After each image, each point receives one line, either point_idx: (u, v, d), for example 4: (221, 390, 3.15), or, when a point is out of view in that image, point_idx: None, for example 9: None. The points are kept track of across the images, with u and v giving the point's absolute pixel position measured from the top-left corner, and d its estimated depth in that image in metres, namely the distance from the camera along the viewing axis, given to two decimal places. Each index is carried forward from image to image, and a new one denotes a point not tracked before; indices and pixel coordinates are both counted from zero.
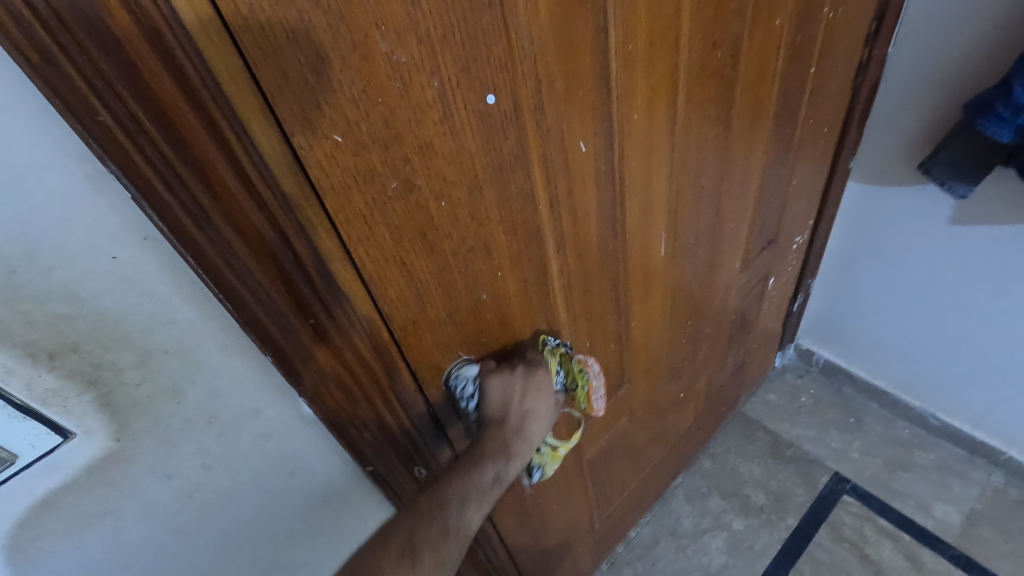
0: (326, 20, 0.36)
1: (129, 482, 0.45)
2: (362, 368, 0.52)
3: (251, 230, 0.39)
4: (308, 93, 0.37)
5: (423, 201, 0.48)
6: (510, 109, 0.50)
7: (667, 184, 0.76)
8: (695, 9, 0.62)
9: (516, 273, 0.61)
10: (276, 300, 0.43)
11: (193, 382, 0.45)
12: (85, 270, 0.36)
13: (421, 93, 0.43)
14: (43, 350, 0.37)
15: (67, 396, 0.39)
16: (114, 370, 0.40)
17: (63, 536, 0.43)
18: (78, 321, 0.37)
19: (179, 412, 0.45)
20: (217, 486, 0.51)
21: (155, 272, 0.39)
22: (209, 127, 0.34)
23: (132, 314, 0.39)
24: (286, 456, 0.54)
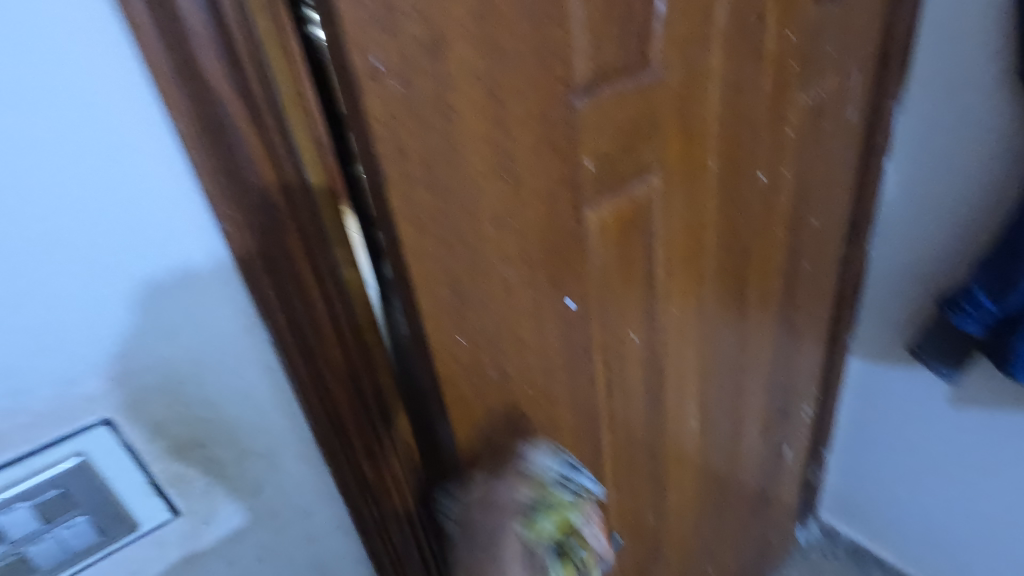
0: (465, 252, 0.47)
1: (199, 564, 0.51)
2: (389, 489, 0.56)
3: (336, 357, 0.49)
4: (444, 305, 0.47)
5: (512, 385, 0.55)
6: (583, 308, 0.60)
7: (697, 364, 0.84)
8: (717, 226, 0.77)
9: (574, 448, 0.67)
10: (346, 425, 0.51)
11: (273, 484, 0.52)
12: (226, 382, 0.47)
13: (521, 299, 0.53)
14: (181, 440, 0.46)
15: (184, 482, 0.47)
16: (220, 466, 0.49)
17: None
18: (208, 421, 0.47)
19: (255, 508, 0.52)
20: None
21: (270, 390, 0.49)
22: (319, 279, 0.46)
23: (245, 421, 0.49)
24: (324, 563, 0.59)
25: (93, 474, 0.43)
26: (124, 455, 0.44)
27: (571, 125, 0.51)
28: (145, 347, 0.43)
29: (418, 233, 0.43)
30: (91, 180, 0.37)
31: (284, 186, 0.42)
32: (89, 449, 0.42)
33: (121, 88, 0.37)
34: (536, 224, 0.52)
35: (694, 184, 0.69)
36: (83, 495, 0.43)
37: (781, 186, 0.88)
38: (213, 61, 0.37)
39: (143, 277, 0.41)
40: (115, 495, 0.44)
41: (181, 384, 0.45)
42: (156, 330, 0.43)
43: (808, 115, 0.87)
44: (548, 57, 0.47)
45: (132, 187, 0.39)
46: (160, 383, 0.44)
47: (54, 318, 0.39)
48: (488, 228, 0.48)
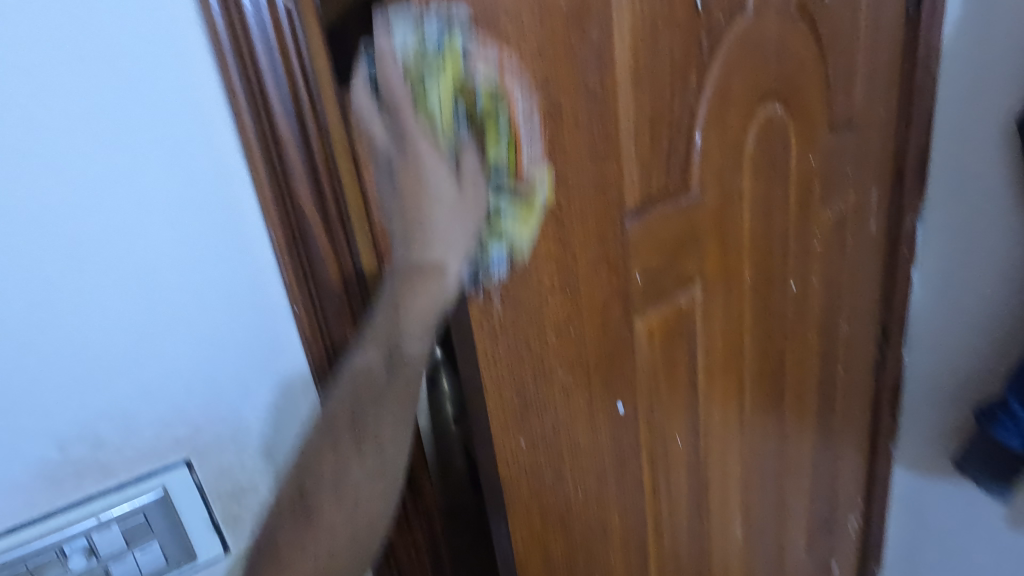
0: (532, 360, 0.51)
1: None
2: (407, 543, 0.64)
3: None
4: (511, 410, 0.50)
5: (567, 490, 0.57)
6: (633, 413, 0.62)
7: (739, 470, 0.84)
8: (753, 332, 0.80)
9: (622, 556, 0.66)
10: None
11: None
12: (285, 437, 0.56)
13: (578, 405, 0.56)
14: (242, 485, 0.55)
15: (238, 521, 0.56)
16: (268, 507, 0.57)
17: None
18: (268, 470, 0.56)
19: None
20: None
21: None
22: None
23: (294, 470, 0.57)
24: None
25: (167, 509, 0.52)
26: (195, 495, 0.53)
27: (623, 243, 0.57)
28: (224, 405, 0.53)
29: (493, 344, 0.48)
30: (207, 274, 0.49)
31: (345, 284, 0.53)
32: (167, 486, 0.51)
33: (238, 207, 0.49)
34: (593, 331, 0.56)
35: (731, 294, 0.74)
36: (160, 525, 0.52)
37: (811, 293, 0.92)
38: (306, 193, 0.49)
39: (230, 347, 0.51)
40: (184, 531, 0.53)
41: (246, 438, 0.54)
42: (234, 391, 0.53)
43: (832, 228, 0.93)
44: (605, 187, 0.53)
45: (236, 280, 0.50)
46: (230, 435, 0.53)
47: (160, 375, 0.50)
48: (551, 338, 0.52)
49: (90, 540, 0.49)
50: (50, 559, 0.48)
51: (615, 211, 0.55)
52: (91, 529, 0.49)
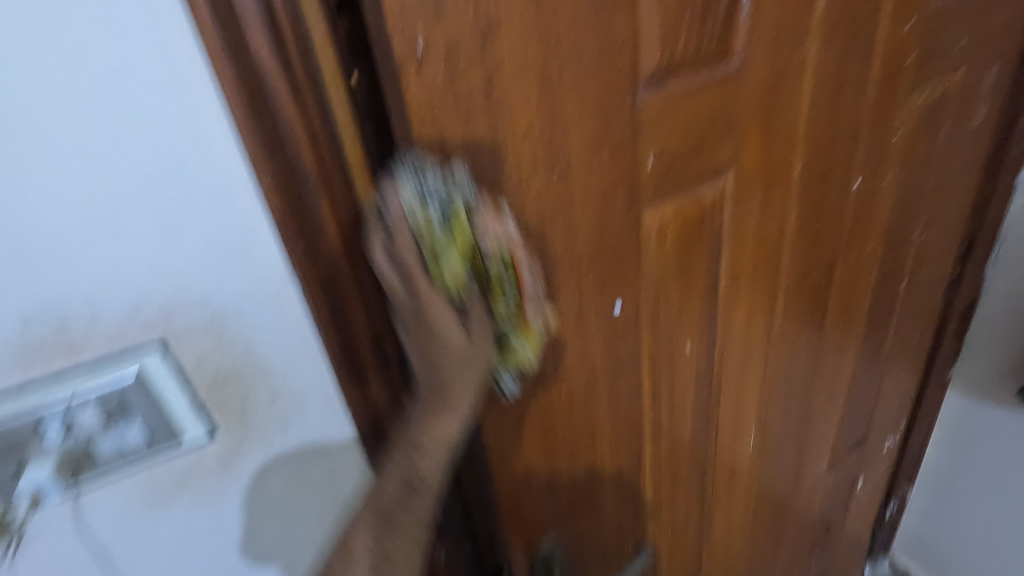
0: None
1: (234, 482, 0.57)
2: (399, 439, 0.61)
3: (359, 310, 0.53)
4: None
5: (547, 390, 0.54)
6: (632, 316, 0.56)
7: (760, 383, 0.78)
8: (797, 237, 0.70)
9: (611, 458, 0.64)
10: (364, 360, 0.56)
11: (296, 419, 0.57)
12: (263, 323, 0.52)
13: (563, 303, 0.51)
14: (221, 372, 0.52)
15: (223, 407, 0.53)
16: (257, 395, 0.54)
17: (207, 521, 0.58)
18: (247, 358, 0.52)
19: (280, 438, 0.57)
20: (288, 505, 0.62)
21: (299, 334, 0.54)
22: (350, 243, 0.50)
23: (277, 360, 0.54)
24: (345, 500, 0.64)
25: (146, 389, 0.49)
26: (175, 380, 0.50)
27: (632, 121, 0.47)
28: (196, 288, 0.48)
29: None
30: (154, 145, 0.43)
31: (318, 149, 0.45)
32: (144, 368, 0.48)
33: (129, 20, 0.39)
34: (587, 224, 0.49)
35: (772, 189, 0.63)
36: (138, 404, 0.49)
37: (880, 196, 0.78)
38: (262, 41, 0.40)
39: (195, 226, 0.46)
40: (167, 411, 0.50)
41: (224, 323, 0.50)
42: (206, 271, 0.48)
43: (923, 117, 0.76)
44: (611, 46, 0.43)
45: (188, 150, 0.44)
46: (206, 319, 0.49)
47: (120, 258, 0.45)
48: (531, 226, 0.46)
49: (67, 415, 0.47)
50: (27, 434, 0.46)
51: (623, 80, 0.45)
52: (67, 407, 0.47)
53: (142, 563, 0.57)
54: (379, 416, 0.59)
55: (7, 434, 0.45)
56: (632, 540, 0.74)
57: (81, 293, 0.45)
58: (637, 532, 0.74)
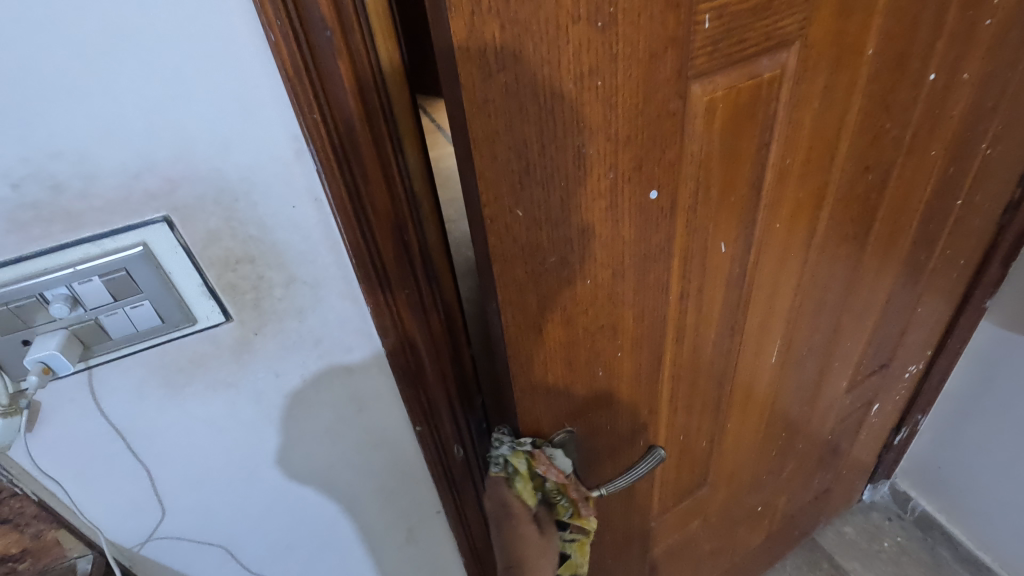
0: (538, 112, 0.41)
1: (251, 372, 0.56)
2: (421, 331, 0.58)
3: (378, 185, 0.49)
4: (506, 172, 0.42)
5: (572, 278, 0.51)
6: (668, 205, 0.52)
7: (792, 294, 0.75)
8: (856, 135, 0.63)
9: (631, 356, 0.62)
10: (384, 247, 0.52)
11: (314, 311, 0.55)
12: (275, 203, 0.48)
13: (596, 182, 0.46)
14: (234, 255, 0.49)
15: (237, 293, 0.51)
16: (271, 283, 0.51)
17: (223, 410, 0.57)
18: (259, 241, 0.49)
19: (297, 330, 0.55)
20: (306, 400, 0.60)
21: (315, 218, 0.50)
22: (367, 104, 0.45)
23: (291, 247, 0.50)
24: (362, 396, 0.63)
25: (153, 265, 0.46)
26: (183, 257, 0.47)
27: None
28: (202, 156, 0.44)
29: (484, 79, 0.38)
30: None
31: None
32: (149, 243, 0.45)
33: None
34: (628, 92, 0.43)
35: (839, 72, 0.56)
36: (147, 282, 0.47)
37: (954, 94, 0.70)
38: None
39: (193, 83, 0.41)
40: (177, 291, 0.48)
41: (234, 198, 0.46)
42: (211, 138, 0.43)
43: (1023, 2, 0.66)
44: None
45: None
46: (213, 192, 0.45)
47: (112, 118, 0.40)
48: (567, 86, 0.41)
49: (72, 290, 0.45)
50: (33, 306, 0.44)
51: None
52: (70, 280, 0.44)
53: (159, 445, 0.57)
54: (398, 307, 0.56)
55: (11, 305, 0.43)
56: (645, 441, 0.74)
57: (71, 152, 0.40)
58: (650, 433, 0.74)
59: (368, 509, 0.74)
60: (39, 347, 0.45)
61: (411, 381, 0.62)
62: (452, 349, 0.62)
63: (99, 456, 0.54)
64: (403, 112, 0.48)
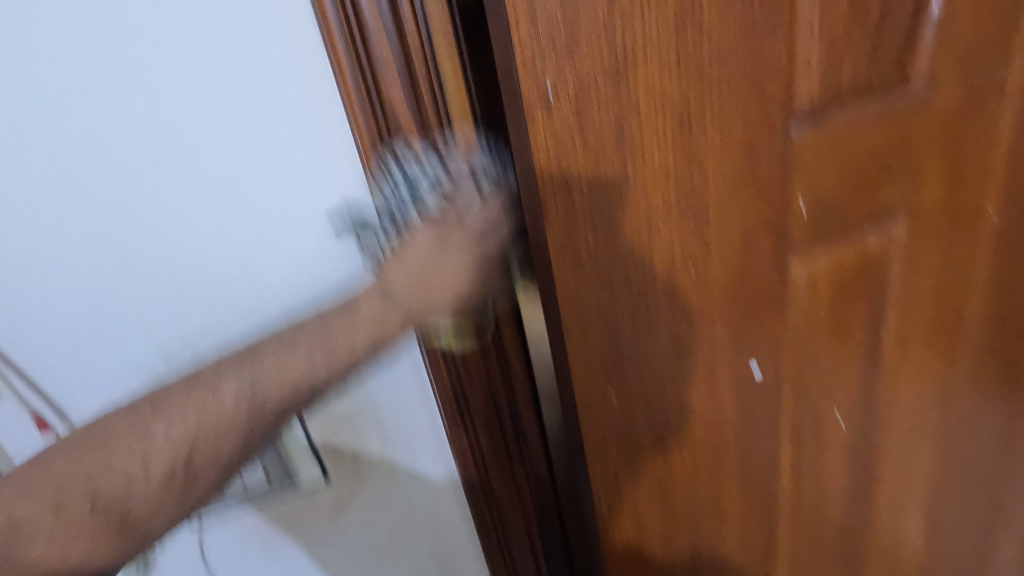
0: (631, 301, 0.42)
1: (343, 520, 0.59)
2: (509, 503, 0.56)
3: (475, 361, 0.48)
4: (597, 356, 0.43)
5: (669, 455, 0.49)
6: (771, 378, 0.49)
7: (932, 464, 0.65)
8: (990, 294, 0.57)
9: (737, 534, 0.56)
10: (477, 416, 0.51)
11: (404, 469, 0.56)
12: (377, 374, 0.51)
13: (691, 361, 0.45)
14: (337, 418, 0.53)
15: (337, 451, 0.54)
16: (368, 442, 0.54)
17: (316, 550, 0.60)
18: (359, 407, 0.52)
19: (387, 484, 0.57)
20: (389, 549, 0.62)
21: (414, 386, 0.52)
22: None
23: (388, 410, 0.53)
24: (444, 552, 0.62)
25: None
26: (293, 419, 0.51)
27: (783, 159, 0.42)
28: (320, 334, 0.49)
29: (575, 279, 0.39)
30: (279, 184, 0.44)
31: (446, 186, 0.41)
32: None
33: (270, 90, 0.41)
34: (722, 273, 0.43)
35: (958, 237, 0.52)
36: None
37: None
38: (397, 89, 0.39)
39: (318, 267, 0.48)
40: (284, 449, 0.53)
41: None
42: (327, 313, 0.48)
43: None
44: (763, 78, 0.38)
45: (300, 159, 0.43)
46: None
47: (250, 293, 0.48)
48: (659, 277, 0.42)
49: None
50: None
51: (773, 113, 0.40)
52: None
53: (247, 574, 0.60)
54: (488, 475, 0.54)
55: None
56: None
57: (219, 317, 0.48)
58: None
59: None
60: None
61: (496, 545, 0.59)
62: (540, 526, 0.57)
63: None
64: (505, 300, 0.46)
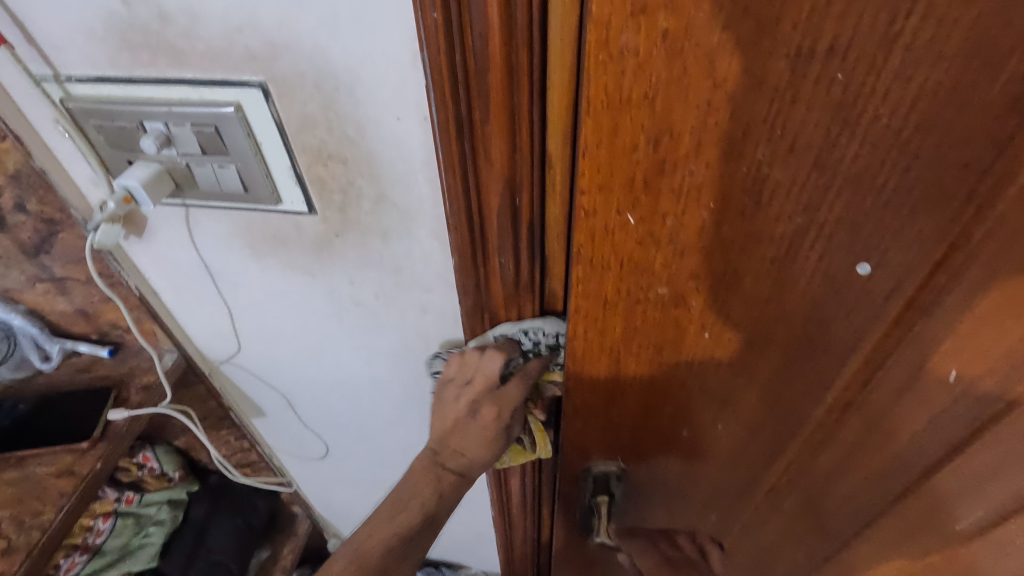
0: (709, 82, 0.27)
1: (329, 271, 0.52)
2: (503, 310, 0.49)
3: (499, 138, 0.37)
4: (629, 155, 0.30)
5: (682, 322, 0.38)
6: (885, 301, 0.33)
7: None
8: None
9: (738, 433, 0.47)
10: (458, 147, 0.38)
11: (400, 236, 0.48)
12: (369, 72, 0.37)
13: (767, 220, 0.31)
14: (328, 150, 0.42)
15: (327, 189, 0.45)
16: (360, 187, 0.44)
17: (289, 283, 0.55)
18: (353, 138, 0.41)
19: (379, 241, 0.49)
20: (378, 317, 0.57)
21: (423, 146, 0.41)
22: (511, 40, 0.32)
23: (386, 155, 0.41)
24: (430, 335, 0.57)
25: (245, 131, 0.41)
26: (274, 130, 0.41)
27: None
28: None
29: (634, 14, 0.25)
30: None
31: None
32: (242, 106, 0.40)
33: None
34: (884, 107, 0.26)
35: None
36: (236, 148, 0.43)
37: None
38: None
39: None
40: (265, 167, 0.44)
41: (335, 91, 0.38)
42: (317, 7, 0.34)
43: None
44: None
45: None
46: (315, 75, 0.37)
47: None
48: (773, 65, 0.25)
49: (167, 129, 0.42)
50: (130, 129, 0.43)
51: None
52: (166, 121, 0.41)
53: (239, 286, 0.56)
54: (486, 265, 0.46)
55: (116, 122, 0.42)
56: (724, 530, 0.58)
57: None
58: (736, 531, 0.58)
59: (412, 418, 0.69)
60: (131, 172, 0.44)
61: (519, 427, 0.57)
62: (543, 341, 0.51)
63: (194, 286, 0.57)
64: (556, 56, 0.32)
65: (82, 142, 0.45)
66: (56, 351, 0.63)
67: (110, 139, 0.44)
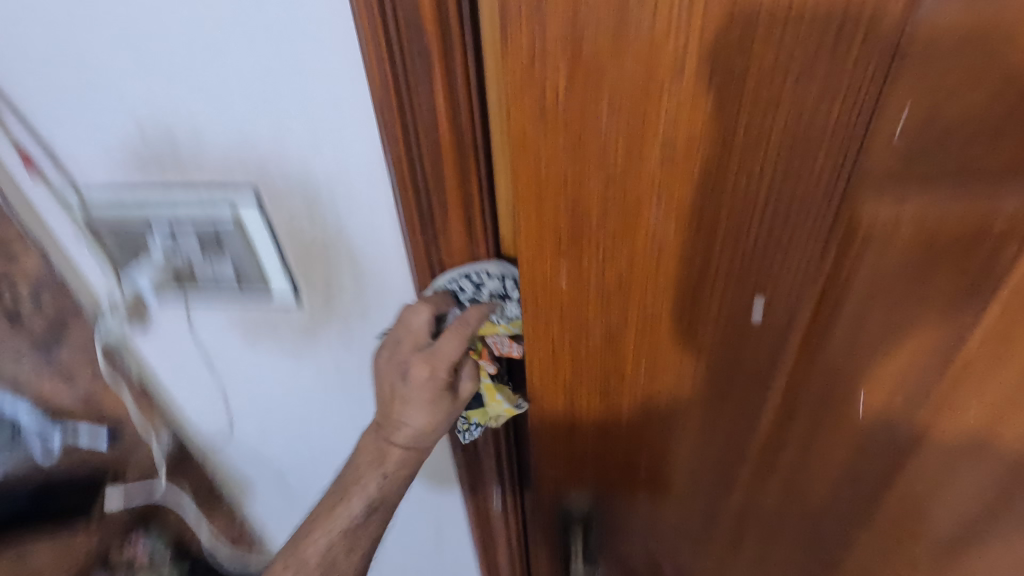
0: (608, 173, 0.34)
1: (316, 349, 0.58)
2: None
3: (456, 223, 0.43)
4: (553, 224, 0.37)
5: (621, 357, 0.44)
6: (780, 328, 0.40)
7: None
8: None
9: (694, 462, 0.51)
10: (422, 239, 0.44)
11: (378, 314, 0.54)
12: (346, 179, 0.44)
13: (673, 269, 0.38)
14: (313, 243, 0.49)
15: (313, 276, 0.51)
16: (342, 273, 0.51)
17: (279, 363, 0.60)
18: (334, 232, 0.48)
19: (359, 319, 0.54)
20: (361, 389, 0.61)
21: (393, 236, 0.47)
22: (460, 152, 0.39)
23: (363, 244, 0.48)
24: None
25: (240, 233, 0.48)
26: (265, 231, 0.48)
27: (888, 48, 0.28)
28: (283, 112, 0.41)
29: (539, 124, 0.32)
30: None
31: None
32: (238, 212, 0.47)
33: None
34: (741, 179, 0.33)
35: None
36: (232, 247, 0.49)
37: None
38: None
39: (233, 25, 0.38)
40: (257, 261, 0.50)
41: (318, 194, 0.46)
42: (301, 131, 0.42)
43: None
44: None
45: None
46: (301, 183, 0.45)
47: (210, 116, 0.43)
48: (652, 160, 0.33)
49: (171, 234, 0.48)
50: (138, 235, 0.49)
51: None
52: (171, 227, 0.48)
53: (233, 367, 0.61)
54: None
55: (127, 229, 0.49)
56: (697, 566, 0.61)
57: (108, 32, 0.40)
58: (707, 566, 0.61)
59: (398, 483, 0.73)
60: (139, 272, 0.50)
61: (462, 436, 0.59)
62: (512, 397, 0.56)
63: (190, 370, 0.62)
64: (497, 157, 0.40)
65: (95, 248, 0.51)
66: (58, 443, 0.66)
67: (120, 245, 0.50)
